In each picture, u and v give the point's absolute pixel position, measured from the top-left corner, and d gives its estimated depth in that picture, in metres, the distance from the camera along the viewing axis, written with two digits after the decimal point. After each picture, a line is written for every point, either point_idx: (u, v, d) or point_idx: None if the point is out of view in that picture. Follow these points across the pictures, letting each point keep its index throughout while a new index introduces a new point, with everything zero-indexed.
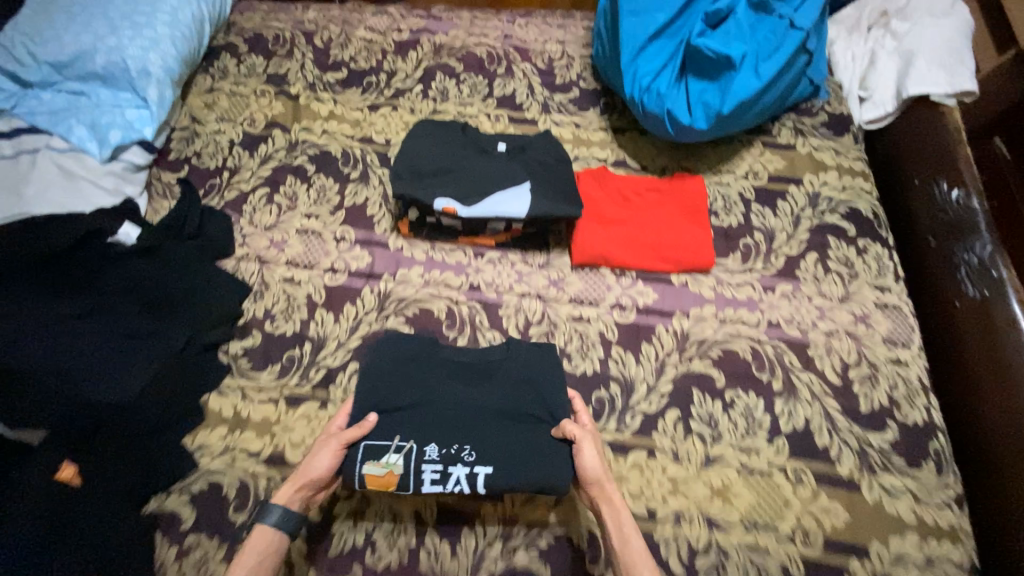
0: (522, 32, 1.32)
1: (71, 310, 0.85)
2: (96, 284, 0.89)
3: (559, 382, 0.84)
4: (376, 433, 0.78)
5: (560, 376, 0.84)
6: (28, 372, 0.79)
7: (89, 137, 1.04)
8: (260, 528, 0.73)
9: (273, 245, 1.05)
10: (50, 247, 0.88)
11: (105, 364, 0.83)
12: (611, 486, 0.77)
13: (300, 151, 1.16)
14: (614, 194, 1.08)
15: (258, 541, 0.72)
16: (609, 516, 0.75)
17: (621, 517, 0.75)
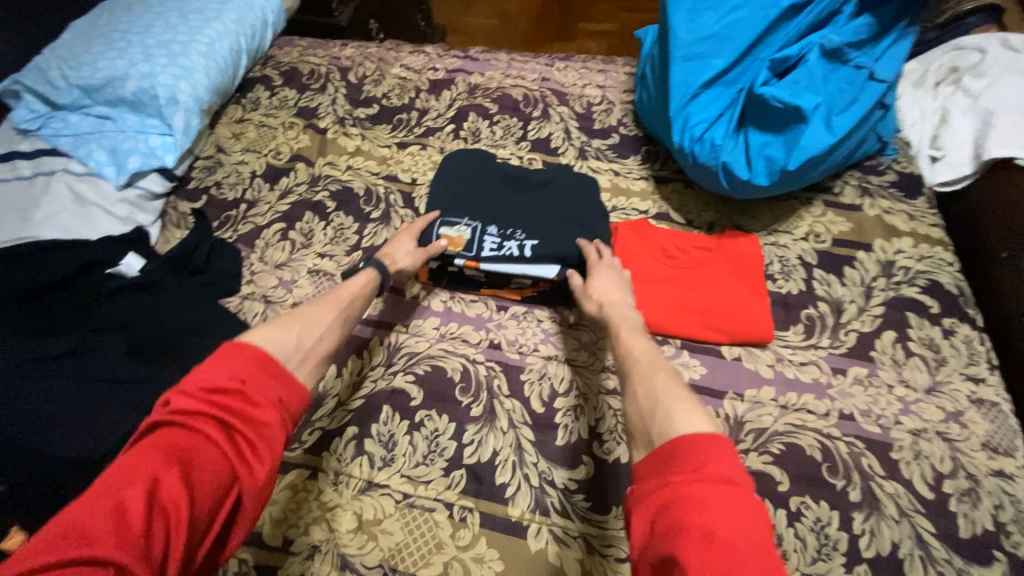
0: (561, 75, 1.26)
1: (53, 350, 0.79)
2: (87, 321, 0.84)
3: (592, 197, 0.97)
4: (447, 213, 0.94)
5: (595, 193, 0.97)
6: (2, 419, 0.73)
7: (107, 163, 1.01)
8: (358, 274, 0.82)
9: (282, 285, 0.97)
10: (45, 281, 0.85)
11: (76, 414, 0.75)
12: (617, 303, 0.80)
13: (322, 186, 1.10)
14: (656, 250, 0.96)
15: (355, 286, 0.79)
16: (618, 331, 0.74)
17: (627, 333, 0.73)
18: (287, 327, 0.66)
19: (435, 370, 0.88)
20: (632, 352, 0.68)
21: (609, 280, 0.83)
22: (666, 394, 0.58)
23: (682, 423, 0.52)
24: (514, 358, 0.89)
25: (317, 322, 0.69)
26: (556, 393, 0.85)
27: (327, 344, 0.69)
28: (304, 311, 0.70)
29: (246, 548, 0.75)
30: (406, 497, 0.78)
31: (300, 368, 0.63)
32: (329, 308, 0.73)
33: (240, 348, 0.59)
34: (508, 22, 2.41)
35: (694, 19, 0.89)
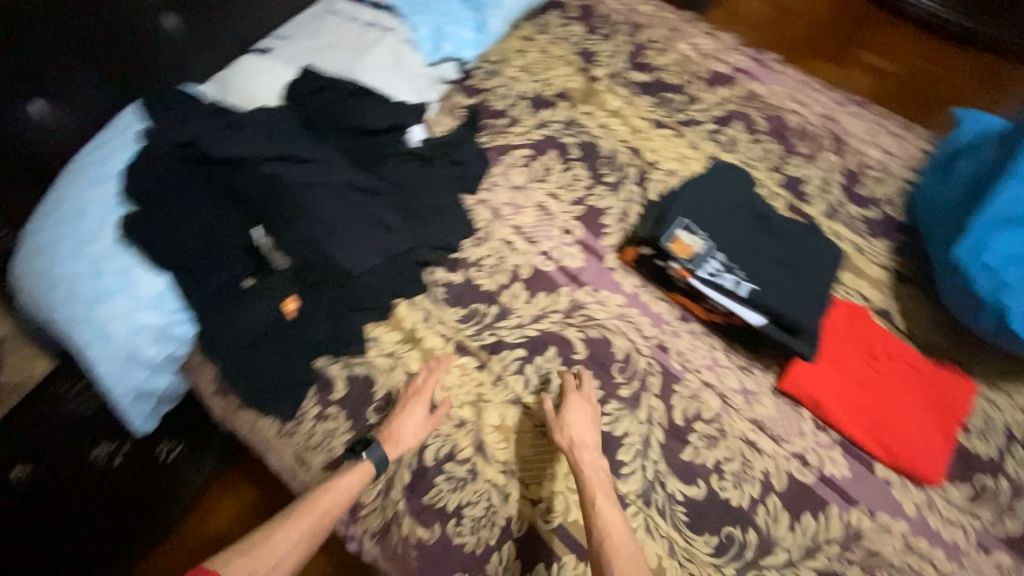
0: (846, 121, 1.18)
1: (360, 182, 0.95)
2: (377, 167, 1.01)
3: (830, 269, 0.92)
4: (687, 219, 0.92)
5: (835, 265, 0.93)
6: (307, 216, 0.88)
7: (428, 37, 1.17)
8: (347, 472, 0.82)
9: (511, 205, 1.09)
10: (368, 124, 1.00)
11: (359, 235, 0.92)
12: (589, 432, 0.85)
13: (573, 131, 1.17)
14: (860, 345, 0.94)
15: (344, 478, 0.81)
16: (592, 496, 0.77)
17: (604, 506, 0.76)
18: (258, 553, 0.71)
19: (604, 339, 0.96)
20: (611, 534, 0.73)
21: (583, 417, 0.86)
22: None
23: None
24: (675, 366, 0.93)
25: (291, 539, 0.73)
26: (700, 415, 0.90)
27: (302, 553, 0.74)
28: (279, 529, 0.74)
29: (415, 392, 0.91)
30: (541, 425, 0.89)
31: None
32: (307, 517, 0.76)
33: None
34: (782, 18, 2.17)
35: None
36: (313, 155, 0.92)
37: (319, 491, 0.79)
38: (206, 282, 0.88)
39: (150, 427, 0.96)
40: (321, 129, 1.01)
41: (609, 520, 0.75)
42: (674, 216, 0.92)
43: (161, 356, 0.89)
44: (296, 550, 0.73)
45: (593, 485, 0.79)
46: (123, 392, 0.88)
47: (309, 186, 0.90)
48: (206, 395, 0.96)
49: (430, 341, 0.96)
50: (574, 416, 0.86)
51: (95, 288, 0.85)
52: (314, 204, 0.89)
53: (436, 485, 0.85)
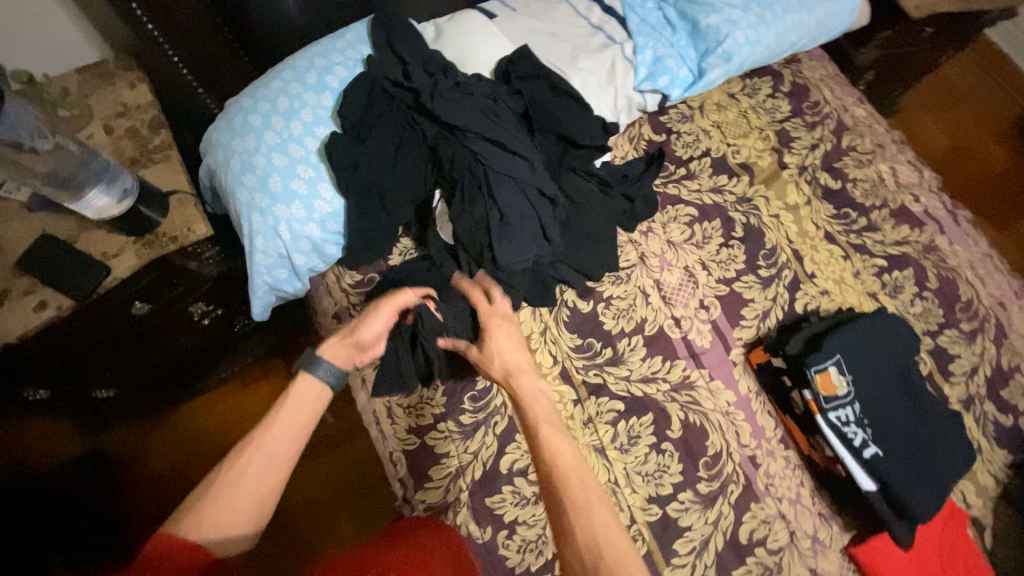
0: (1016, 315, 1.11)
1: (546, 189, 0.93)
2: (562, 176, 1.00)
3: (958, 470, 0.90)
4: (841, 358, 0.91)
5: (964, 468, 0.90)
6: (491, 204, 0.89)
7: (647, 64, 1.12)
8: (306, 380, 0.75)
9: (659, 257, 1.07)
10: (574, 134, 0.98)
11: (525, 238, 0.91)
12: (526, 373, 0.80)
13: (743, 210, 1.14)
14: (945, 547, 0.92)
15: (292, 399, 0.72)
16: (534, 431, 0.73)
17: (544, 428, 0.73)
18: (217, 497, 0.64)
19: (701, 430, 0.95)
20: (563, 468, 0.70)
21: (506, 334, 0.84)
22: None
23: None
24: (759, 485, 0.93)
25: (246, 474, 0.65)
26: (764, 541, 0.90)
27: (273, 482, 0.66)
28: (236, 463, 0.66)
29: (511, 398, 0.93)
30: (613, 482, 0.90)
31: (232, 542, 0.64)
32: (259, 449, 0.67)
33: (162, 538, 0.61)
34: (958, 157, 2.01)
35: None
36: (520, 146, 0.92)
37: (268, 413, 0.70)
38: (379, 222, 0.91)
39: (262, 317, 1.01)
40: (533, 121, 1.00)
41: (563, 459, 0.71)
42: (833, 350, 0.91)
43: (306, 266, 0.93)
44: (260, 482, 0.66)
45: (525, 405, 0.76)
46: (262, 284, 0.93)
47: (503, 175, 0.90)
48: (324, 314, 1.01)
49: (542, 358, 0.96)
50: (501, 342, 0.83)
51: (282, 184, 0.87)
52: (504, 197, 0.89)
53: (502, 493, 0.87)
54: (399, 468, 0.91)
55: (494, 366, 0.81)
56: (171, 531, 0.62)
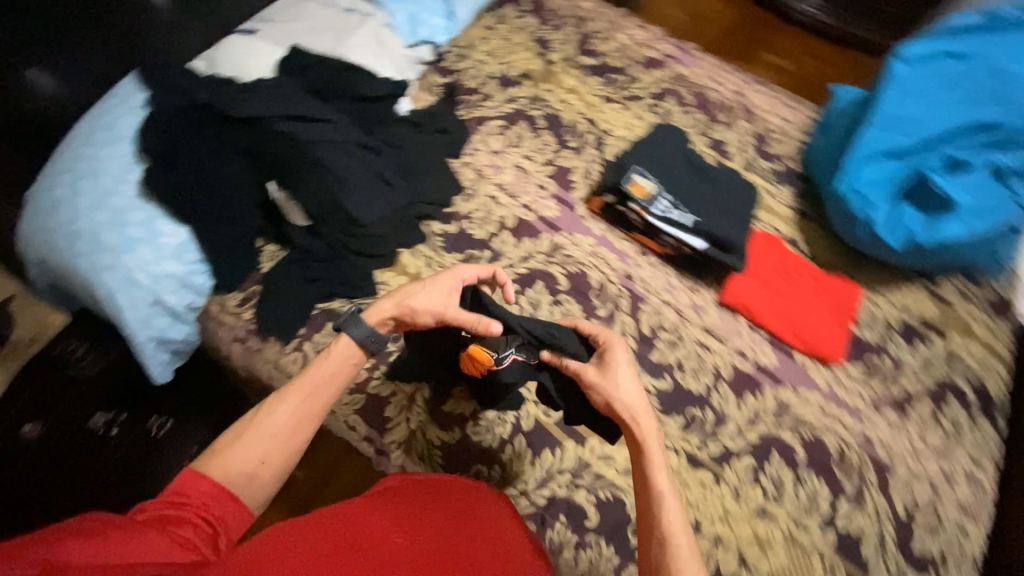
0: (753, 96, 1.46)
1: (364, 142, 1.06)
2: (378, 130, 1.15)
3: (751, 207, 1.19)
4: (640, 168, 1.16)
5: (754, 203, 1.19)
6: (318, 167, 1.00)
7: (405, 24, 1.32)
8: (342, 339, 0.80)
9: (491, 167, 1.24)
10: (366, 92, 1.13)
11: (366, 188, 1.04)
12: (641, 407, 0.76)
13: (538, 107, 1.35)
14: (779, 264, 1.17)
15: (326, 362, 0.78)
16: (642, 458, 0.73)
17: (652, 459, 0.73)
18: (244, 445, 0.69)
19: (582, 274, 1.15)
20: (659, 498, 0.71)
21: (627, 372, 0.78)
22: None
23: None
24: (640, 291, 1.15)
25: (275, 426, 0.71)
26: (661, 327, 1.11)
27: (297, 437, 0.72)
28: (268, 411, 0.72)
29: None
30: None
31: (251, 489, 0.67)
32: (295, 400, 0.73)
33: (190, 479, 0.65)
34: (698, 26, 2.39)
35: (902, 102, 1.08)
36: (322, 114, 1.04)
37: (304, 371, 0.76)
38: (236, 230, 1.01)
39: (166, 377, 1.03)
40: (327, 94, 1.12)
41: (662, 486, 0.71)
42: (629, 165, 1.16)
43: (183, 304, 0.98)
44: (285, 433, 0.71)
45: (641, 440, 0.74)
46: (146, 339, 0.96)
47: (318, 142, 1.01)
48: (225, 343, 1.04)
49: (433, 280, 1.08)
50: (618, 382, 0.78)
51: (118, 237, 0.93)
52: (327, 161, 1.00)
53: (453, 395, 0.99)
54: (361, 427, 0.99)
55: (615, 396, 0.77)
56: (198, 474, 0.65)
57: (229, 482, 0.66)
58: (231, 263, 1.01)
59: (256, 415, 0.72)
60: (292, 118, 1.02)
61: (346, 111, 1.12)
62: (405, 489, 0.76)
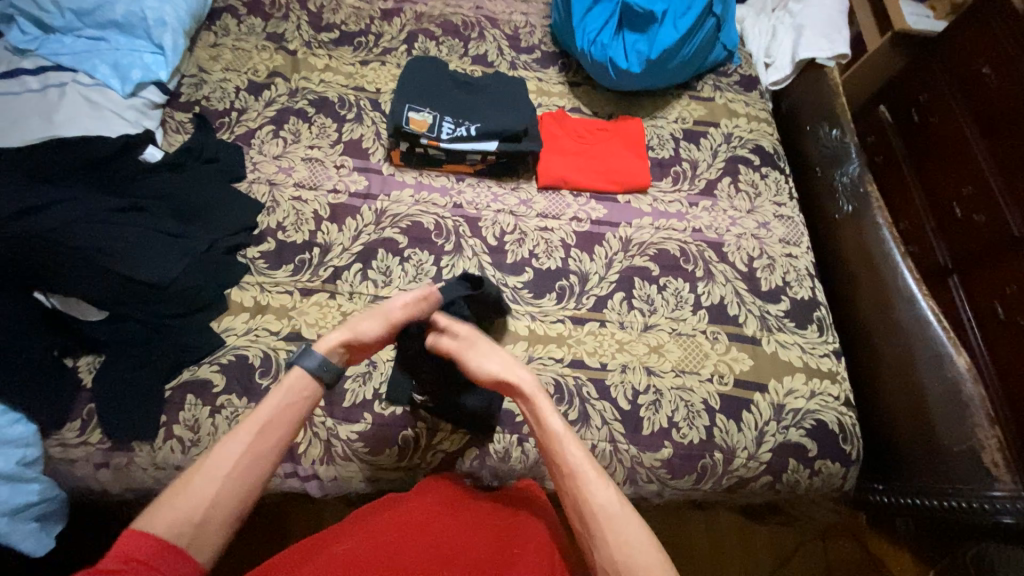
0: (491, 4, 1.53)
1: (117, 205, 1.00)
2: (135, 188, 1.07)
3: (524, 96, 1.28)
4: (412, 106, 1.19)
5: (525, 92, 1.29)
6: (80, 249, 0.92)
7: (112, 75, 1.19)
8: (295, 372, 0.78)
9: (282, 171, 1.21)
10: (95, 154, 1.03)
11: (152, 249, 0.98)
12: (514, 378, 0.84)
13: (300, 97, 1.32)
14: (572, 132, 1.31)
15: (278, 396, 0.75)
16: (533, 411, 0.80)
17: (542, 411, 0.79)
18: (195, 489, 0.64)
19: (415, 224, 1.17)
20: (554, 441, 0.76)
21: (481, 349, 0.88)
22: (612, 518, 0.69)
23: (617, 531, 0.68)
24: (472, 212, 1.20)
25: (229, 465, 0.66)
26: (504, 232, 1.19)
27: (254, 476, 0.68)
28: (217, 454, 0.67)
29: (289, 342, 1.02)
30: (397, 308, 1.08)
31: (200, 539, 0.62)
32: (247, 438, 0.69)
33: (133, 537, 0.59)
34: None
35: None
36: (57, 198, 0.95)
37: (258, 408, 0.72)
38: (27, 356, 0.92)
39: (45, 545, 0.90)
40: (50, 176, 1.00)
41: (555, 427, 0.77)
42: (401, 107, 1.19)
43: (13, 462, 0.86)
44: (239, 474, 0.67)
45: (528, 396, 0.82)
46: None
47: (69, 225, 0.92)
48: (92, 474, 0.95)
49: (281, 300, 1.07)
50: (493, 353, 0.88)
51: None
52: (86, 241, 0.92)
53: (348, 388, 0.99)
54: (275, 467, 0.96)
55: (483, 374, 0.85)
56: (143, 531, 0.60)
57: (177, 535, 0.61)
58: (47, 392, 0.93)
59: (204, 458, 0.66)
60: (20, 215, 0.91)
61: (86, 186, 1.02)
62: (382, 512, 0.78)
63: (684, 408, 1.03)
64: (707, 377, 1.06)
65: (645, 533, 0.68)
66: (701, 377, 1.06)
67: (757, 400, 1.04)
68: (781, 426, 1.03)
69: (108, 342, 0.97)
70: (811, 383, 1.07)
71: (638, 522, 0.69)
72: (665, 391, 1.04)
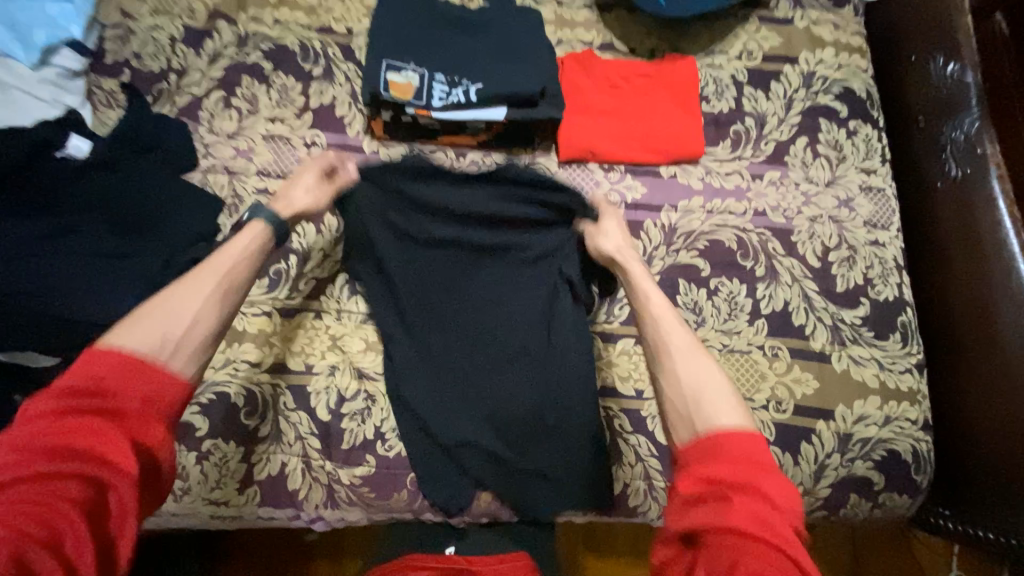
0: None
1: None
2: (62, 195, 0.86)
3: (539, 36, 0.96)
4: (394, 60, 0.91)
5: (539, 30, 0.97)
6: None
7: (11, 38, 0.92)
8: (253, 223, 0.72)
9: (240, 155, 0.98)
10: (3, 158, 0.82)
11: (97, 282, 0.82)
12: (631, 262, 0.81)
13: (252, 46, 1.03)
14: (602, 82, 1.01)
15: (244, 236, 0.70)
16: (633, 279, 0.77)
17: (640, 278, 0.77)
18: (152, 318, 0.58)
19: None
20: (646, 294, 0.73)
21: (611, 227, 0.87)
22: (687, 356, 0.63)
23: (693, 373, 0.62)
24: None
25: (185, 299, 0.61)
26: None
27: (221, 307, 0.63)
28: (166, 296, 0.61)
29: (273, 375, 0.88)
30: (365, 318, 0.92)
31: (171, 355, 0.57)
32: (206, 285, 0.63)
33: (93, 355, 0.55)
34: None
35: None
36: None
37: (206, 262, 0.65)
38: None
39: None
40: None
41: (647, 285, 0.75)
42: (378, 62, 0.90)
43: None
44: (203, 302, 0.61)
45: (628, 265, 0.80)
46: None
47: None
48: None
49: (259, 323, 0.91)
50: (611, 231, 0.87)
51: None
52: (19, 285, 0.80)
53: (345, 429, 0.87)
54: (276, 512, 0.87)
55: (602, 249, 0.85)
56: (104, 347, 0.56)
57: (144, 350, 0.56)
58: None
59: (157, 300, 0.60)
60: None
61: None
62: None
63: None
64: (761, 404, 0.89)
65: (720, 375, 0.62)
66: (755, 404, 0.89)
67: (819, 430, 0.89)
68: (846, 458, 0.89)
69: None
70: (886, 408, 0.91)
71: (719, 370, 0.62)
72: None
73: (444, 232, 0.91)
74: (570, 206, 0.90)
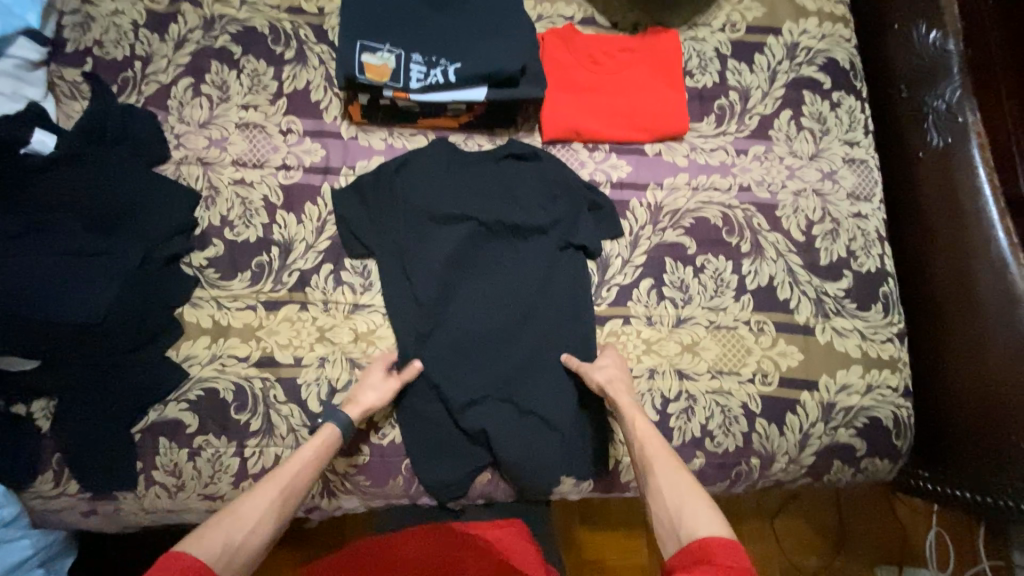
0: None
1: None
2: (29, 193, 0.83)
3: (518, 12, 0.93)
4: (368, 41, 0.88)
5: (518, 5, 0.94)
6: None
7: None
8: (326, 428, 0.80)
9: (214, 145, 0.94)
10: None
11: None
12: (626, 395, 0.82)
13: (220, 30, 0.98)
14: (584, 58, 0.98)
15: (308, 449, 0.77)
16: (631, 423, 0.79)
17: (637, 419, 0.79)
18: (218, 530, 0.65)
19: None
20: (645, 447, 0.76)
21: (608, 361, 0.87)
22: (686, 507, 0.67)
23: (694, 518, 0.65)
24: None
25: (252, 513, 0.68)
26: None
27: (277, 517, 0.71)
28: (236, 506, 0.69)
29: (261, 369, 0.88)
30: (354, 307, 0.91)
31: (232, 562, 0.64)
32: (269, 493, 0.71)
33: (169, 557, 0.59)
34: None
35: None
36: None
37: (269, 473, 0.74)
38: None
39: None
40: None
41: (646, 431, 0.78)
42: (352, 44, 0.87)
43: None
44: (267, 521, 0.69)
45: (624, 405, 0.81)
46: None
47: None
48: (82, 520, 0.88)
49: (244, 317, 0.90)
50: (604, 363, 0.86)
51: None
52: None
53: None
54: None
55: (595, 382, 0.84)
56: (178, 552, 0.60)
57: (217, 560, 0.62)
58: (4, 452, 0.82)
59: (226, 514, 0.67)
60: None
61: None
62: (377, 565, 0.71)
63: (721, 414, 0.90)
64: (748, 378, 0.91)
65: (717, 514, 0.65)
66: (741, 378, 0.91)
67: (804, 400, 0.91)
68: (829, 427, 0.91)
69: (52, 389, 0.83)
70: (868, 376, 0.93)
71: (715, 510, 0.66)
72: (700, 396, 0.90)
73: (449, 236, 0.91)
74: (579, 198, 0.95)
